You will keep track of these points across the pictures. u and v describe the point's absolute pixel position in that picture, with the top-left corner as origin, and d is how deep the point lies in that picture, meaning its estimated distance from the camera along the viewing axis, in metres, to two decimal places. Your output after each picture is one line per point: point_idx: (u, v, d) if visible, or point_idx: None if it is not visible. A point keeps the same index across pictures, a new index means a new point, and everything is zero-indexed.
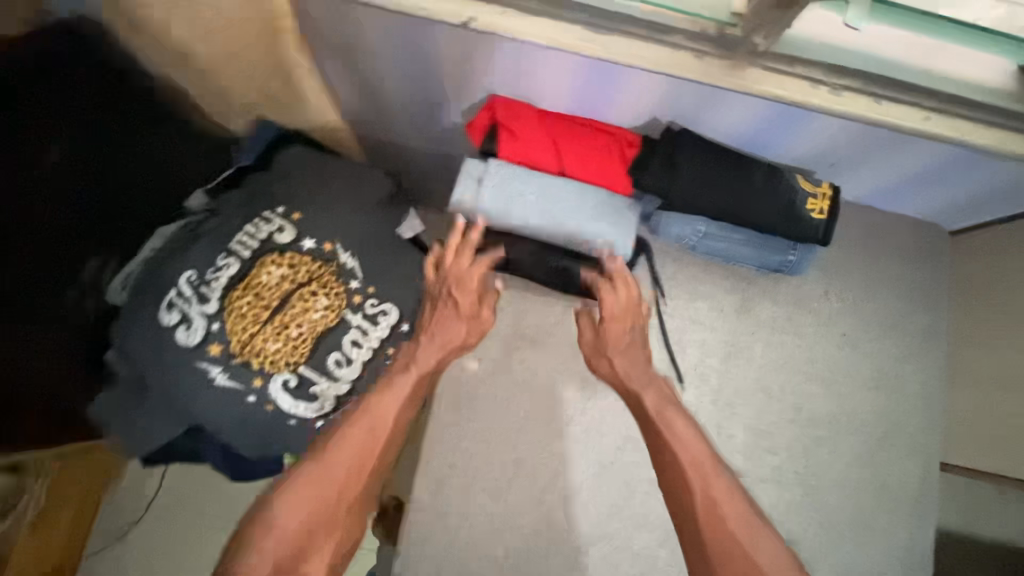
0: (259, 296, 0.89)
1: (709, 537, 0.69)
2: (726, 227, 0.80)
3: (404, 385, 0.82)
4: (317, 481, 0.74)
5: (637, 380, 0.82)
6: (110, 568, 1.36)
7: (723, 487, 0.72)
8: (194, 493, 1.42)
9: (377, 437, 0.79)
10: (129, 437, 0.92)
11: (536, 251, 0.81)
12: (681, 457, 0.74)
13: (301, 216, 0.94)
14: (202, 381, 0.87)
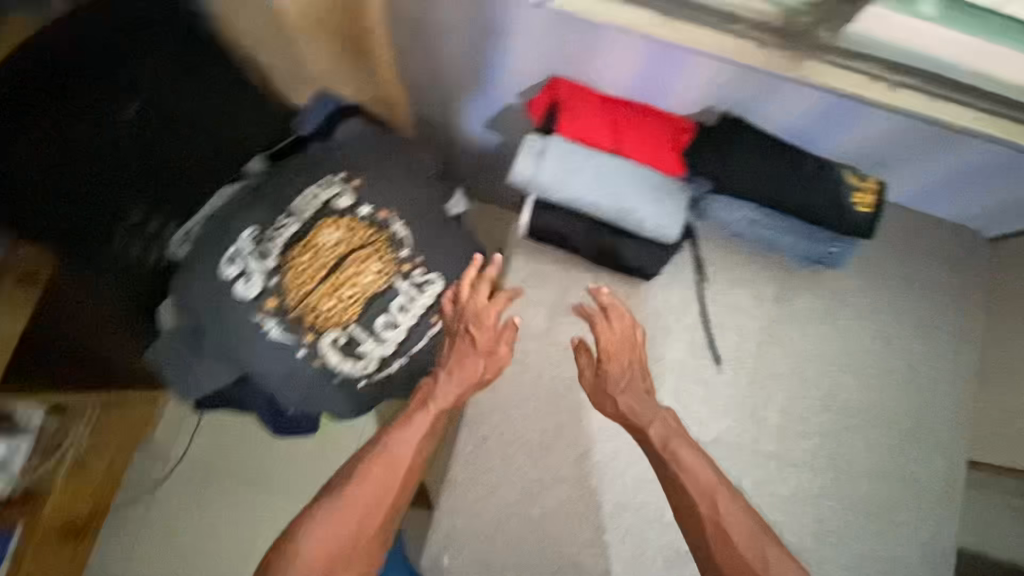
0: (317, 256, 0.93)
1: (722, 557, 0.72)
2: (771, 216, 0.82)
3: (422, 422, 0.88)
4: (334, 516, 0.80)
5: (641, 417, 0.81)
6: (139, 518, 1.42)
7: (734, 514, 0.74)
8: (222, 452, 1.46)
9: (394, 470, 0.84)
10: (181, 382, 0.95)
11: (588, 227, 0.83)
12: (691, 490, 0.76)
13: (360, 183, 0.98)
14: (257, 333, 0.91)
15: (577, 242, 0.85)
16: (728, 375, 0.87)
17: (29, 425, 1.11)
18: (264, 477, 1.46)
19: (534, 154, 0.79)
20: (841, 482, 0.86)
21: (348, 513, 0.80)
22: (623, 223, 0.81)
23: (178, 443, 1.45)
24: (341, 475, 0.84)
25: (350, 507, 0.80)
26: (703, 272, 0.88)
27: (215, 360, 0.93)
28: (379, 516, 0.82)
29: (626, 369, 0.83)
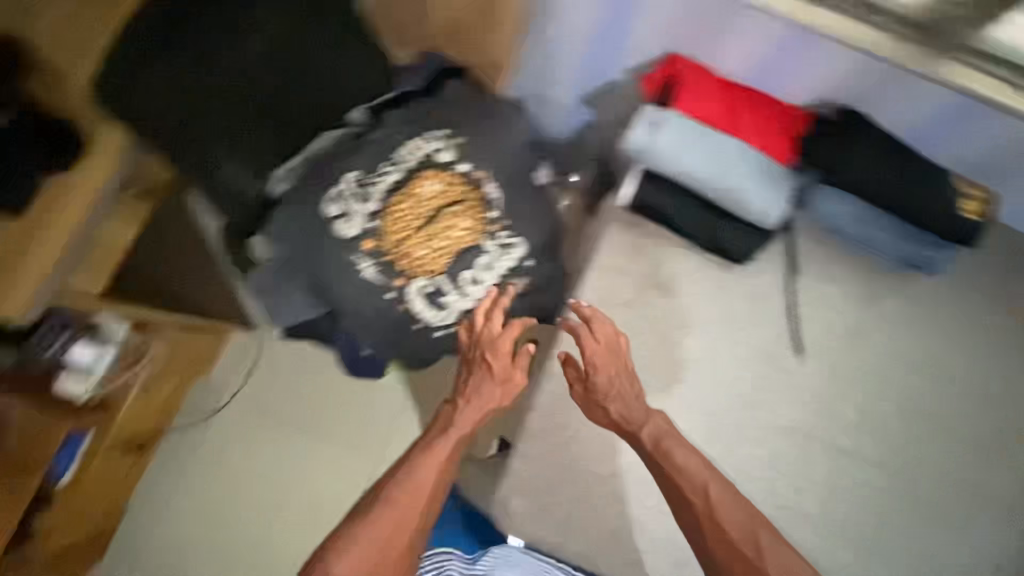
0: (416, 206, 0.97)
1: (717, 546, 0.74)
2: (873, 215, 0.84)
3: (444, 444, 0.90)
4: (366, 543, 0.80)
5: (633, 421, 0.84)
6: (193, 444, 1.49)
7: (729, 504, 0.76)
8: (275, 393, 1.51)
9: (420, 496, 0.85)
10: (275, 309, 1.00)
11: (690, 206, 0.85)
12: (683, 488, 0.78)
13: (462, 141, 1.01)
14: (352, 272, 0.95)
15: (676, 218, 0.86)
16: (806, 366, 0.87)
17: (113, 340, 1.18)
18: (310, 419, 1.51)
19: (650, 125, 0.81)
20: (901, 485, 0.87)
21: (378, 544, 0.80)
22: (725, 203, 0.83)
23: (234, 376, 1.51)
24: (367, 504, 0.84)
25: (380, 533, 0.81)
26: (795, 267, 0.89)
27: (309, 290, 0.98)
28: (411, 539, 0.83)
29: (615, 379, 0.84)
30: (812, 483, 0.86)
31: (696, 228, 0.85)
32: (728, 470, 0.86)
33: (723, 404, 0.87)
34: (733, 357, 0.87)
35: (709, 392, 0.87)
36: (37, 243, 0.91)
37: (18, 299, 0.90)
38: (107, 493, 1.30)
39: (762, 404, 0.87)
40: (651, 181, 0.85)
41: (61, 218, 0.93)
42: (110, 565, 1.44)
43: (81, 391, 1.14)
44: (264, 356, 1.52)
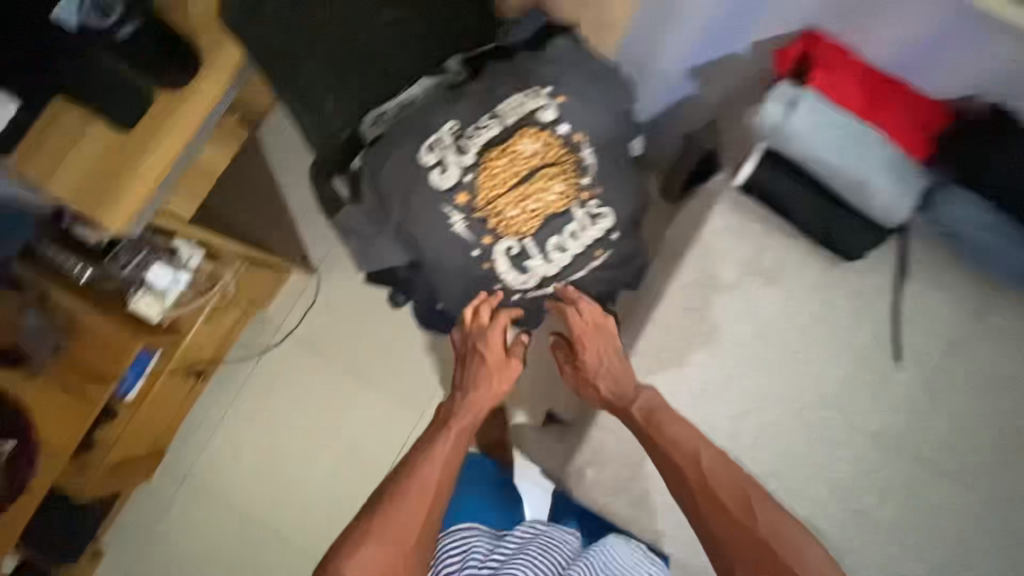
0: (513, 163, 0.94)
1: (710, 515, 0.74)
2: (1006, 224, 0.76)
3: (447, 437, 0.93)
4: (378, 547, 0.78)
5: (625, 398, 0.86)
6: (244, 377, 1.53)
7: (720, 475, 0.76)
8: (330, 334, 1.54)
9: (426, 491, 0.85)
10: (361, 253, 1.01)
11: (806, 194, 0.81)
12: (678, 462, 0.79)
13: (564, 102, 0.97)
14: (441, 224, 0.94)
15: (788, 204, 0.82)
16: (904, 375, 0.83)
17: (185, 265, 1.18)
18: (359, 367, 1.53)
19: (782, 103, 0.76)
20: (996, 512, 0.80)
21: (391, 545, 0.79)
22: (848, 195, 0.79)
23: (290, 316, 1.53)
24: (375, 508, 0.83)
25: (392, 534, 0.80)
26: (904, 272, 0.84)
27: (397, 239, 0.98)
28: (423, 539, 0.81)
29: (604, 357, 0.88)
30: (897, 496, 0.81)
31: (811, 219, 0.82)
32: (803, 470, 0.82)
33: (811, 402, 0.83)
34: (827, 357, 0.83)
35: (795, 391, 0.83)
36: (142, 160, 0.89)
37: (119, 214, 0.89)
38: (166, 415, 1.33)
39: (849, 404, 0.83)
40: (766, 164, 0.81)
41: (166, 140, 0.90)
42: (155, 480, 1.50)
43: (155, 315, 1.15)
44: (320, 301, 1.54)
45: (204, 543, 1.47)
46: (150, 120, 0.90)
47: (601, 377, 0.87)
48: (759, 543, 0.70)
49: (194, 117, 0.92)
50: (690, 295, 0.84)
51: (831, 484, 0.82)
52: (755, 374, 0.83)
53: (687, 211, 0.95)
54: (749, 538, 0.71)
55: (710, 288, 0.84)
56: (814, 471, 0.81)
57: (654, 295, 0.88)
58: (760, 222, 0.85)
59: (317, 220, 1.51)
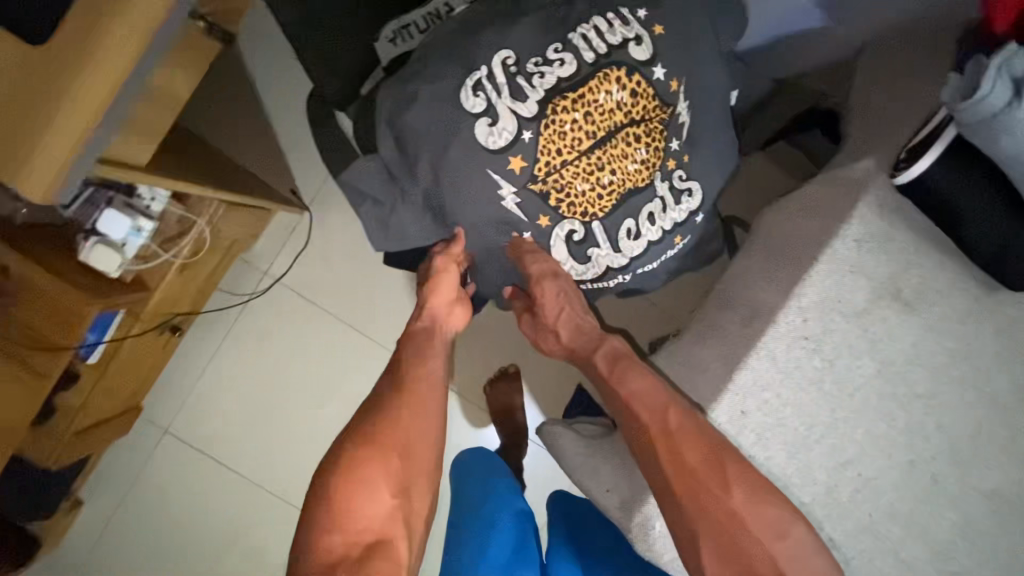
0: (588, 118, 0.70)
1: (679, 485, 0.62)
2: None
3: (412, 346, 0.79)
4: (375, 455, 0.65)
5: (584, 346, 0.81)
6: (227, 326, 1.35)
7: (689, 432, 0.65)
8: (325, 280, 1.35)
9: (414, 402, 0.71)
10: (377, 224, 0.78)
11: (994, 209, 0.60)
12: (643, 419, 0.67)
13: (663, 33, 0.71)
14: (487, 197, 0.71)
15: (961, 221, 0.61)
16: None
17: (149, 210, 0.97)
18: (360, 320, 1.36)
19: (1010, 78, 0.52)
20: None
21: (388, 451, 0.66)
22: None
23: (278, 262, 1.34)
24: (360, 419, 0.69)
25: (391, 442, 0.66)
26: None
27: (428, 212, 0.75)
28: (430, 447, 0.70)
29: (561, 309, 0.80)
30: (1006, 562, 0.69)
31: (985, 238, 0.61)
32: (905, 532, 0.69)
33: (929, 454, 0.68)
34: (957, 403, 0.68)
35: (912, 440, 0.68)
36: (60, 99, 0.56)
37: (34, 183, 0.57)
38: (138, 372, 1.16)
39: (970, 461, 0.69)
40: (949, 162, 0.59)
41: (100, 64, 0.56)
42: (134, 432, 1.36)
43: (114, 269, 0.93)
44: (313, 244, 1.33)
45: (188, 502, 1.36)
46: (72, 33, 0.56)
47: (563, 325, 0.81)
48: (733, 516, 0.59)
49: (135, 33, 0.56)
50: (808, 319, 0.66)
51: (935, 546, 0.69)
52: (868, 419, 0.67)
53: (804, 198, 0.73)
54: (719, 508, 0.60)
55: (835, 311, 0.66)
56: (919, 530, 0.69)
57: (755, 309, 0.70)
58: (909, 232, 0.66)
59: (305, 150, 1.29)
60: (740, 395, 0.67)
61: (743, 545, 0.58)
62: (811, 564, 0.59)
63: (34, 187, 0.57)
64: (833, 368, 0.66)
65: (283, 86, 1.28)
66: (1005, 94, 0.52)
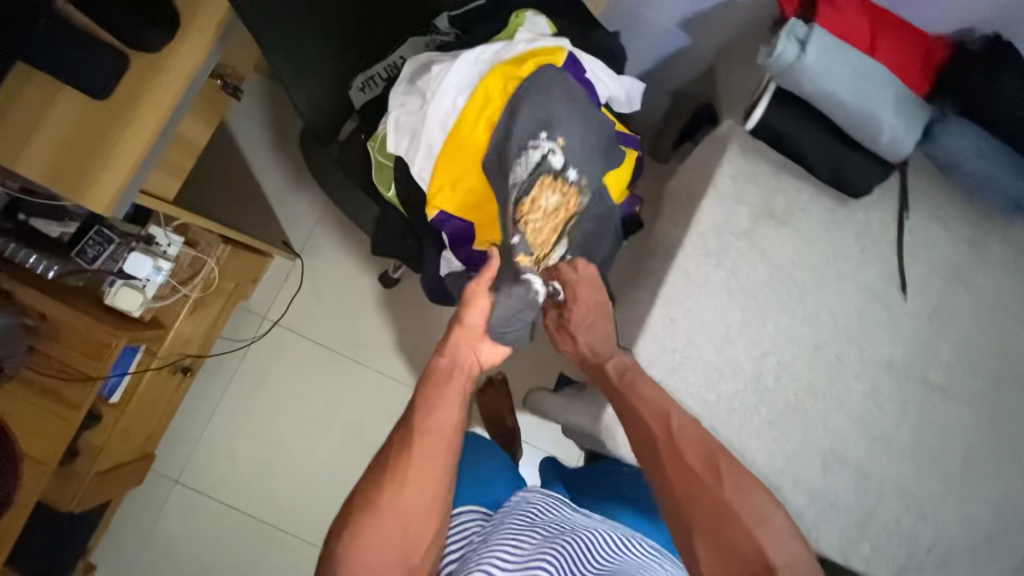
0: (542, 219, 0.89)
1: (674, 475, 0.66)
2: (1000, 151, 0.80)
3: (430, 390, 0.75)
4: (382, 522, 0.64)
5: (601, 353, 0.88)
6: (231, 370, 1.47)
7: (690, 434, 0.69)
8: (319, 317, 1.50)
9: (426, 472, 0.68)
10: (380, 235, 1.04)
11: (819, 137, 0.81)
12: (646, 421, 0.72)
13: (566, 143, 0.88)
14: (522, 302, 0.86)
15: (802, 149, 0.82)
16: (910, 304, 0.86)
17: (165, 254, 1.11)
18: (354, 349, 1.50)
19: (795, 40, 0.75)
20: (991, 423, 0.86)
21: (393, 517, 0.64)
22: (860, 131, 0.79)
23: (275, 306, 1.49)
24: (366, 479, 0.67)
25: (395, 511, 0.64)
26: (906, 206, 0.86)
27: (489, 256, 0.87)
28: (433, 511, 0.67)
29: (589, 314, 0.90)
30: (912, 422, 0.85)
31: (823, 158, 0.82)
32: (826, 402, 0.83)
33: (829, 336, 0.84)
34: (840, 291, 0.85)
35: (814, 327, 0.84)
36: (122, 137, 0.74)
37: (99, 199, 0.73)
38: (154, 412, 1.25)
39: (866, 338, 0.85)
40: (779, 107, 0.81)
41: (146, 107, 0.75)
42: (147, 482, 1.43)
43: (136, 307, 1.07)
44: (306, 287, 1.50)
45: (208, 544, 1.42)
46: (126, 91, 0.75)
47: (582, 327, 0.91)
48: (723, 507, 0.62)
49: (173, 86, 0.76)
50: (707, 241, 0.84)
51: (853, 414, 0.84)
52: (774, 314, 0.84)
53: (693, 159, 0.95)
54: (711, 499, 0.62)
55: (727, 232, 0.84)
56: (837, 401, 0.83)
57: (670, 244, 0.88)
58: (771, 166, 0.86)
59: (292, 204, 1.49)
60: (667, 305, 0.82)
61: (732, 534, 0.59)
62: (795, 546, 0.59)
63: (99, 202, 0.73)
64: (737, 276, 0.84)
65: (267, 154, 1.48)
66: (795, 51, 0.75)
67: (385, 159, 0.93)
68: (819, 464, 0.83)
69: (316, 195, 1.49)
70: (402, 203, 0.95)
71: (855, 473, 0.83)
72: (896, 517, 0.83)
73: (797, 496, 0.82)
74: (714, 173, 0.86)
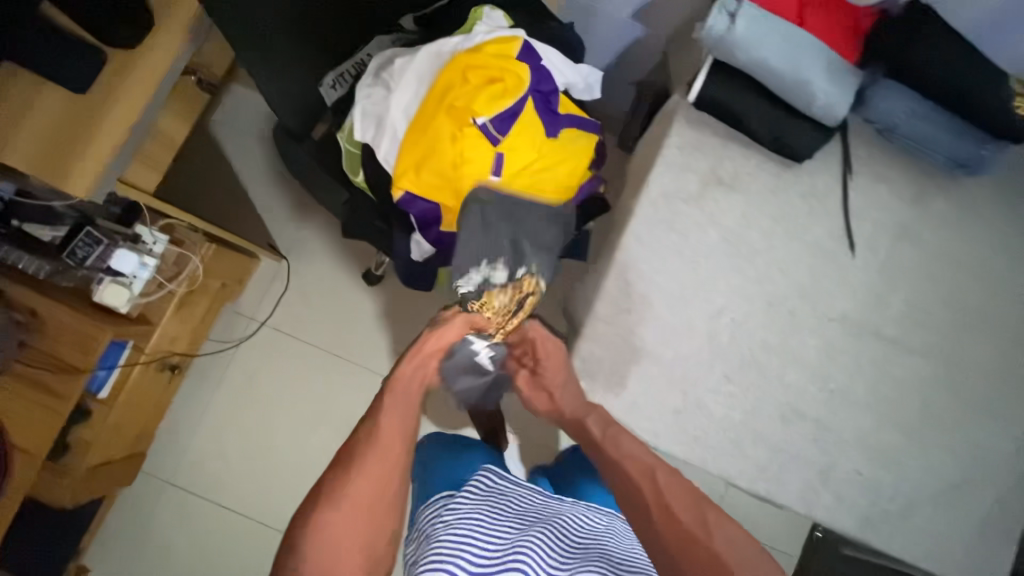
0: (497, 311, 0.99)
1: (670, 536, 0.61)
2: (930, 109, 0.84)
3: (383, 403, 0.75)
4: (344, 514, 0.63)
5: (579, 414, 0.79)
6: (220, 369, 1.51)
7: (677, 486, 0.66)
8: (305, 316, 1.54)
9: (383, 473, 0.67)
10: (357, 225, 1.10)
11: (758, 104, 0.86)
12: (632, 476, 0.68)
13: (504, 262, 1.02)
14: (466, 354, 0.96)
15: (743, 116, 0.87)
16: (859, 261, 0.89)
17: (151, 252, 1.17)
18: (340, 346, 1.53)
19: (726, 13, 0.80)
20: (945, 372, 0.88)
21: (355, 511, 0.64)
22: (796, 97, 0.83)
23: (262, 307, 1.53)
24: (326, 478, 0.66)
25: (354, 505, 0.64)
26: (849, 167, 0.90)
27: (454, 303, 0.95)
28: (391, 509, 0.67)
29: (561, 373, 0.84)
30: (868, 374, 0.87)
31: (763, 125, 0.87)
32: (781, 358, 0.86)
33: (781, 294, 0.87)
34: (790, 250, 0.88)
35: (765, 285, 0.87)
36: (100, 126, 0.80)
37: (79, 181, 0.79)
38: (144, 409, 1.29)
39: (818, 295, 0.88)
40: (718, 77, 0.85)
41: (124, 98, 0.81)
42: (139, 483, 1.45)
43: (123, 303, 1.11)
44: (292, 287, 1.54)
45: (200, 545, 1.44)
46: (104, 83, 0.81)
47: (562, 390, 0.82)
48: (721, 563, 0.58)
49: (149, 79, 0.82)
50: (659, 208, 0.88)
51: (808, 368, 0.86)
52: (727, 275, 0.87)
53: (647, 136, 0.99)
54: (707, 557, 0.58)
55: (677, 199, 0.88)
56: (792, 355, 0.86)
57: (625, 214, 0.92)
58: (715, 134, 0.90)
59: (277, 208, 1.54)
60: (622, 270, 0.86)
61: None
62: None
63: (81, 183, 0.79)
64: (688, 239, 0.87)
65: (252, 161, 1.54)
66: (725, 23, 0.80)
67: (353, 146, 0.99)
68: (779, 417, 0.85)
69: (299, 197, 1.55)
70: (370, 186, 1.00)
71: (814, 425, 0.85)
72: (857, 469, 0.85)
73: (758, 451, 0.84)
74: (662, 145, 0.90)
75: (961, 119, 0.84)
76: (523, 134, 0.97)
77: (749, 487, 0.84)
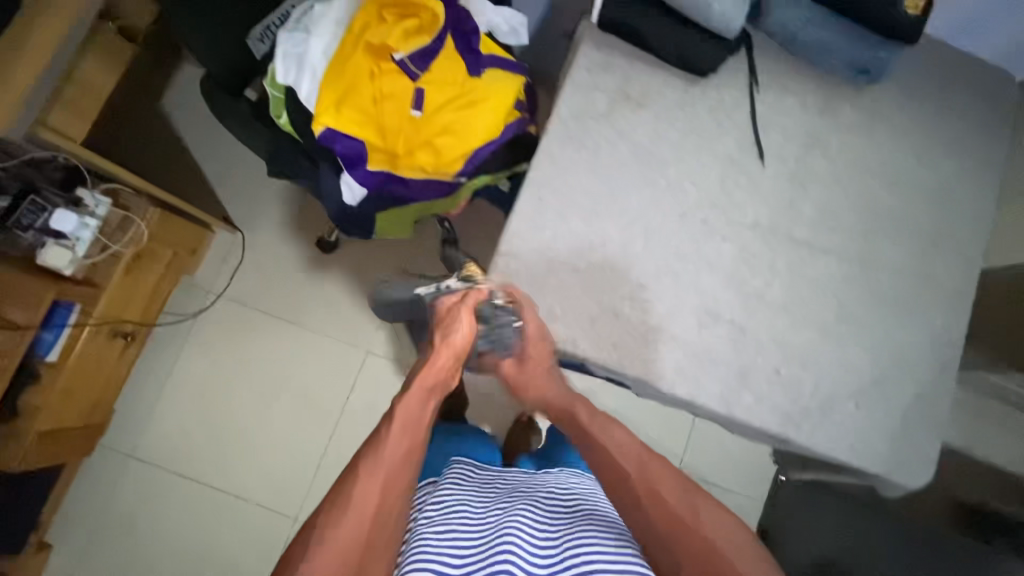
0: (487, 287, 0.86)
1: (662, 522, 0.66)
2: (825, 16, 0.87)
3: (385, 428, 0.73)
4: (335, 555, 0.60)
5: (561, 408, 0.84)
6: (178, 342, 1.52)
7: (664, 473, 0.72)
8: (263, 286, 1.55)
9: (379, 514, 0.65)
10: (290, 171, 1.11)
11: (659, 18, 0.88)
12: (621, 465, 0.73)
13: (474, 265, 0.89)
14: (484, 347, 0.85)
15: (644, 32, 0.89)
16: (769, 170, 0.92)
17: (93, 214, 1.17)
18: (297, 314, 1.54)
19: None
20: (858, 271, 0.90)
21: (345, 551, 0.61)
22: (693, 9, 0.84)
23: (218, 280, 1.54)
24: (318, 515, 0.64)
25: (343, 542, 0.61)
26: (755, 80, 0.93)
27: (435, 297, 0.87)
28: (385, 546, 0.64)
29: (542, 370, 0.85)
30: (782, 276, 0.89)
31: (666, 41, 0.89)
32: (695, 263, 0.88)
33: (693, 204, 0.90)
34: (700, 160, 0.91)
35: (677, 195, 0.90)
36: (17, 67, 0.82)
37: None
38: (98, 376, 1.32)
39: (729, 202, 0.90)
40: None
41: (39, 41, 0.84)
42: (101, 458, 1.46)
43: (67, 265, 1.13)
44: (248, 259, 1.55)
45: (165, 518, 1.44)
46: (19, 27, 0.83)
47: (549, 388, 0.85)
48: (712, 551, 0.63)
49: (63, 21, 0.85)
50: (570, 126, 0.90)
51: (723, 272, 0.88)
52: (639, 188, 0.89)
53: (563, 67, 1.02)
54: (699, 543, 0.64)
55: (587, 116, 0.91)
56: (705, 261, 0.88)
57: None
58: (622, 55, 0.93)
59: (231, 181, 1.56)
60: (537, 187, 0.88)
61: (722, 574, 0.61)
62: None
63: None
64: (598, 155, 0.90)
65: (203, 136, 1.56)
66: None
67: (276, 90, 1.00)
68: (696, 321, 0.87)
69: (252, 170, 1.57)
70: (294, 128, 1.01)
71: (730, 327, 0.87)
72: (775, 368, 0.86)
73: (676, 355, 0.86)
74: (572, 67, 0.92)
75: (855, 22, 0.86)
76: (440, 68, 0.99)
77: (669, 391, 0.85)
